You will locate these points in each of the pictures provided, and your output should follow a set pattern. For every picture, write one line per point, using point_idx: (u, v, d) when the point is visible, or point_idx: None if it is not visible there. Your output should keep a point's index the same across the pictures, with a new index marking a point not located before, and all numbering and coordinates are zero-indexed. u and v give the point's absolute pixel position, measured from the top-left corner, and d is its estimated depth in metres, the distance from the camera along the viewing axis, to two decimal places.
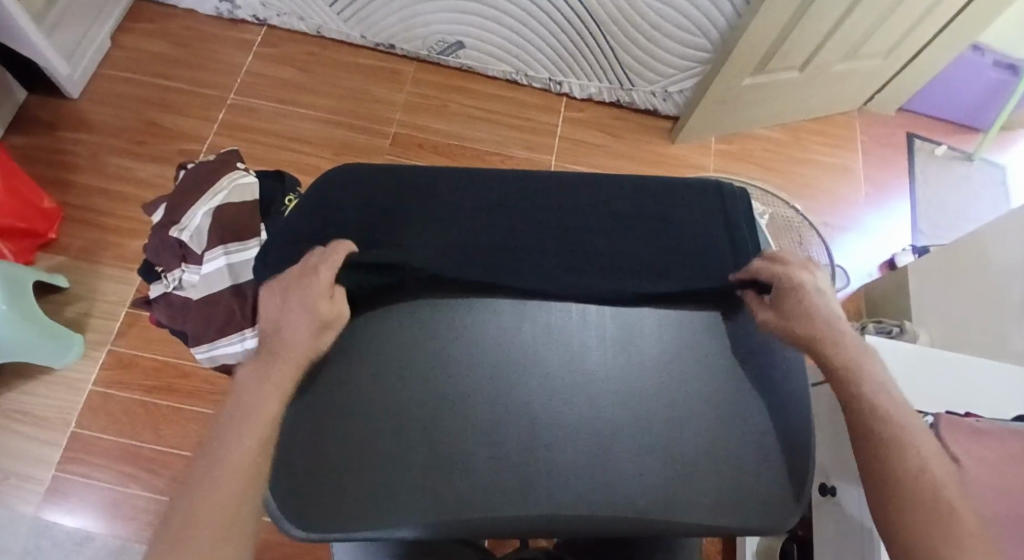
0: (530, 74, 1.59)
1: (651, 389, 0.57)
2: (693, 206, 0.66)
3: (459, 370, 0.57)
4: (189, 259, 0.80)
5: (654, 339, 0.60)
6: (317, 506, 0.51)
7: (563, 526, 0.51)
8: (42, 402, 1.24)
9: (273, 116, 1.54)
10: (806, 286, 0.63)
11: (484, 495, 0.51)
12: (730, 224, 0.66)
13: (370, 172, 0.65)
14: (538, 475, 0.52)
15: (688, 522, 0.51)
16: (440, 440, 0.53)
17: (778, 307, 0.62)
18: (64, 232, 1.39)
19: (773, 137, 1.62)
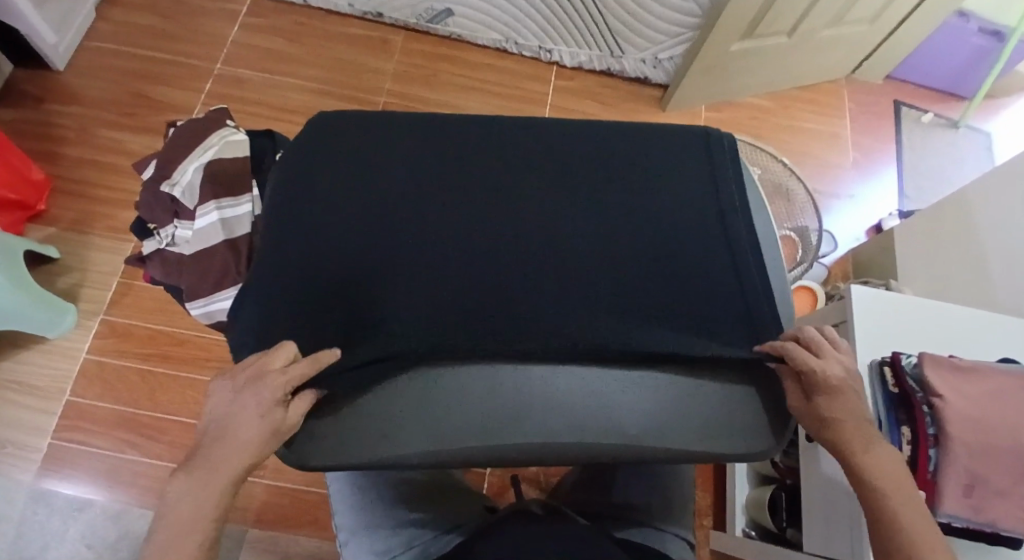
0: (520, 42, 1.58)
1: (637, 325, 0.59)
2: (688, 154, 0.70)
3: (455, 311, 0.58)
4: (181, 215, 0.80)
5: (637, 277, 0.62)
6: (325, 443, 0.55)
7: (557, 453, 0.54)
8: (37, 372, 1.25)
9: (262, 87, 1.53)
10: (847, 381, 0.59)
11: (479, 425, 0.55)
12: (719, 171, 0.69)
13: (366, 133, 0.69)
14: (534, 410, 0.56)
15: (677, 449, 0.55)
16: (437, 376, 0.56)
17: (814, 399, 0.59)
18: (53, 204, 1.38)
19: (763, 105, 1.63)
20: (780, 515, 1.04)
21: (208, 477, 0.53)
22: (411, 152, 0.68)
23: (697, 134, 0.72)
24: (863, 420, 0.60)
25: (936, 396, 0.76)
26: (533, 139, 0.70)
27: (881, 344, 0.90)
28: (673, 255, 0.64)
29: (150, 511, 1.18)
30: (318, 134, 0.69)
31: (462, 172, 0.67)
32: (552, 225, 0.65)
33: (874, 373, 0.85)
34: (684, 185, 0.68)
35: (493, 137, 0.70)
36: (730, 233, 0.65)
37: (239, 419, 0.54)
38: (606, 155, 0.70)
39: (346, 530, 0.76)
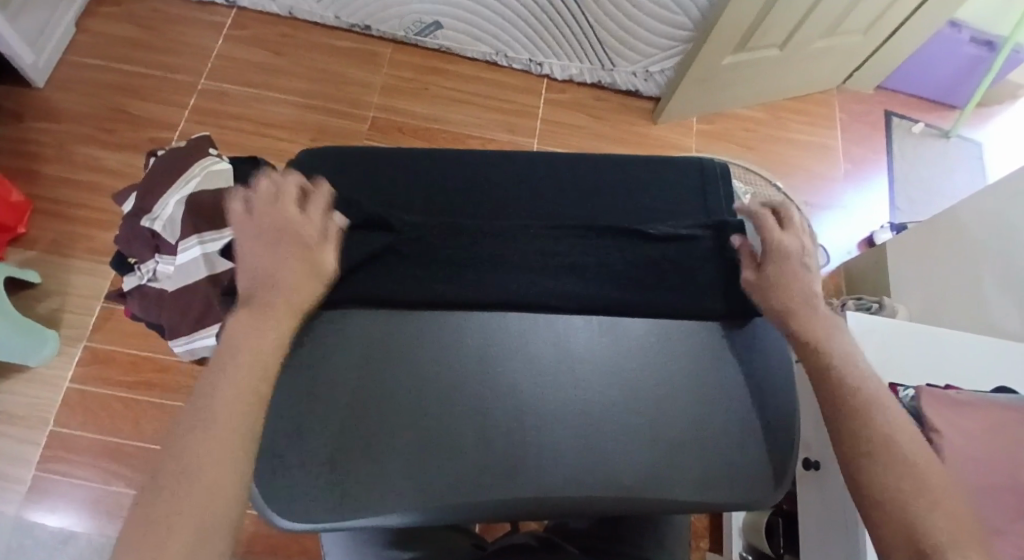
0: (510, 55, 1.56)
1: (625, 354, 0.62)
2: (681, 186, 0.71)
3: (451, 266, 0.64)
4: (162, 249, 0.77)
5: (626, 301, 0.64)
6: (313, 497, 0.54)
7: (552, 507, 0.54)
8: (18, 400, 1.21)
9: (246, 101, 1.51)
10: (798, 253, 0.63)
11: (473, 479, 0.55)
12: (711, 201, 0.70)
13: (357, 165, 0.68)
14: (533, 461, 0.56)
15: (672, 499, 0.55)
16: (431, 425, 0.57)
17: (763, 270, 0.63)
18: (33, 226, 1.35)
19: (754, 117, 1.62)
20: (776, 539, 1.03)
21: (264, 312, 0.55)
22: (404, 187, 0.68)
23: (690, 164, 0.72)
24: (811, 300, 0.62)
25: (935, 432, 0.74)
26: (525, 171, 0.70)
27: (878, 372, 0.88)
28: (670, 293, 0.65)
29: None
30: (302, 171, 0.68)
31: (455, 211, 0.67)
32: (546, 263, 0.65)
33: None
34: (678, 219, 0.69)
35: (488, 170, 0.69)
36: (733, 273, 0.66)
37: (273, 260, 0.58)
38: (598, 188, 0.70)
39: None
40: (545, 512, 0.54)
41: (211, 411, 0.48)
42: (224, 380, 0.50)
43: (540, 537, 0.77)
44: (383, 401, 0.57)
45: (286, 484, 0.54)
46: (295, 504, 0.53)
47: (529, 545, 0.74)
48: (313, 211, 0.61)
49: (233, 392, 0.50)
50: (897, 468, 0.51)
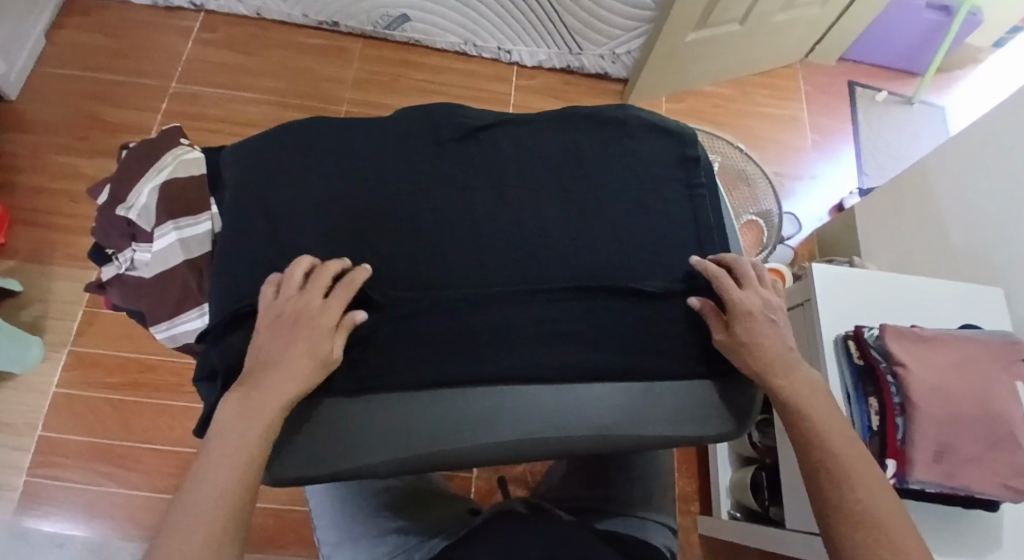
0: (479, 44, 1.59)
1: (597, 304, 0.63)
2: (661, 146, 0.72)
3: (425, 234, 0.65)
4: (138, 238, 0.78)
5: (604, 258, 0.66)
6: (300, 459, 0.56)
7: (530, 451, 0.57)
8: (6, 409, 1.22)
9: (219, 102, 1.51)
10: (759, 308, 0.64)
11: (455, 431, 0.57)
12: (690, 163, 0.72)
13: (336, 131, 0.69)
14: (509, 409, 0.59)
15: (647, 438, 0.58)
16: (412, 386, 0.59)
17: (732, 331, 0.62)
18: (11, 236, 1.35)
19: (721, 93, 1.65)
20: (762, 495, 1.05)
21: (260, 403, 0.55)
22: (381, 147, 0.68)
23: (668, 127, 0.73)
24: (780, 354, 0.62)
25: (900, 366, 0.79)
26: (505, 130, 0.70)
27: (846, 319, 0.91)
28: (642, 248, 0.67)
29: (134, 541, 1.16)
30: (272, 146, 0.68)
31: (434, 169, 0.67)
32: (522, 220, 0.66)
33: (839, 345, 0.87)
34: (656, 178, 0.70)
35: (465, 131, 0.69)
36: (702, 234, 0.69)
37: (283, 348, 0.57)
38: (577, 145, 0.70)
39: (330, 539, 0.75)
40: (525, 457, 0.58)
41: (203, 490, 0.51)
42: (220, 462, 0.53)
43: (529, 501, 0.79)
44: (359, 363, 0.60)
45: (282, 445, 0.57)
46: (292, 466, 0.56)
47: (518, 508, 0.76)
48: (331, 305, 0.58)
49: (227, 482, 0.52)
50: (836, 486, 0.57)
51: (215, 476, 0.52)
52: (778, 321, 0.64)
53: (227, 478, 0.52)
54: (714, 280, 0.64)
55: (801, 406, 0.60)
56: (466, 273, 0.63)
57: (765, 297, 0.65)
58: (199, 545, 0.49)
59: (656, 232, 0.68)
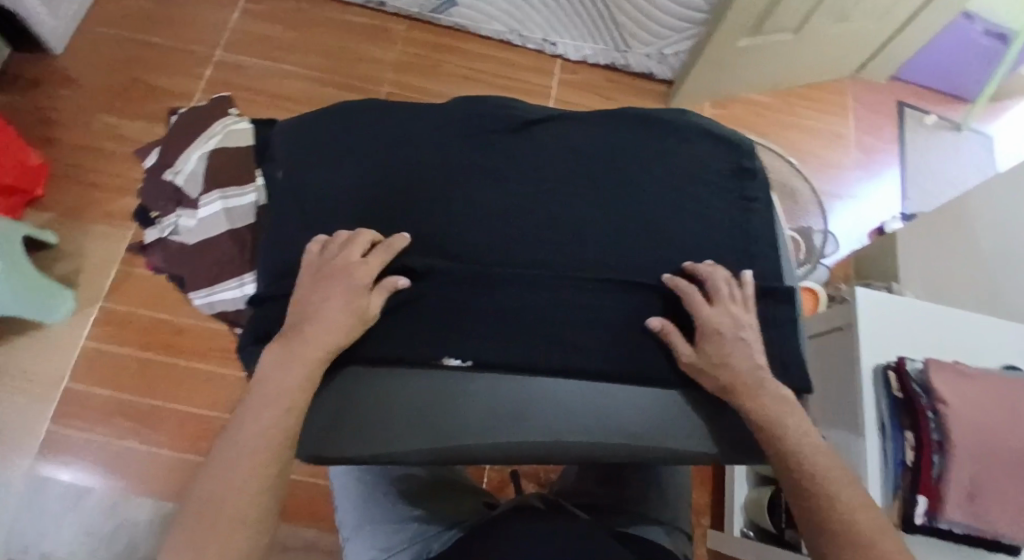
0: (524, 34, 1.57)
1: (633, 307, 0.63)
2: (718, 156, 0.71)
3: (469, 220, 0.64)
4: (184, 203, 0.78)
5: (649, 260, 0.65)
6: (331, 439, 0.57)
7: (559, 454, 0.57)
8: (35, 359, 1.24)
9: (262, 74, 1.52)
10: (728, 330, 0.60)
11: (485, 425, 0.57)
12: (745, 174, 0.71)
13: (392, 114, 0.70)
14: (535, 411, 0.58)
15: (676, 449, 0.59)
16: (444, 375, 0.59)
17: (699, 349, 0.60)
18: (50, 190, 1.37)
19: (766, 103, 1.62)
20: (779, 517, 1.03)
21: (298, 353, 0.55)
22: (433, 133, 0.68)
23: (726, 137, 0.73)
24: (753, 368, 0.59)
25: (941, 402, 0.78)
26: (562, 128, 0.71)
27: (886, 345, 0.90)
28: (690, 254, 0.66)
29: (150, 499, 1.19)
30: (333, 122, 0.70)
31: (485, 157, 0.67)
32: (570, 214, 0.66)
33: (879, 377, 0.87)
34: (710, 185, 0.69)
35: (521, 125, 0.70)
36: (754, 246, 0.67)
37: (324, 301, 0.58)
38: (632, 146, 0.70)
39: (349, 525, 0.76)
40: (554, 459, 0.58)
41: (240, 443, 0.51)
42: (259, 414, 0.53)
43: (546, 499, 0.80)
44: (392, 345, 0.59)
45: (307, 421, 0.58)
46: (323, 444, 0.57)
47: (536, 504, 0.76)
48: (373, 263, 0.60)
49: (264, 432, 0.52)
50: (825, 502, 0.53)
51: (254, 425, 0.52)
52: (749, 339, 0.61)
53: (266, 427, 0.52)
54: (687, 300, 0.62)
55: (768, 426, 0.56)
56: (509, 260, 0.63)
57: (737, 315, 0.61)
58: (240, 491, 0.50)
59: (703, 239, 0.67)
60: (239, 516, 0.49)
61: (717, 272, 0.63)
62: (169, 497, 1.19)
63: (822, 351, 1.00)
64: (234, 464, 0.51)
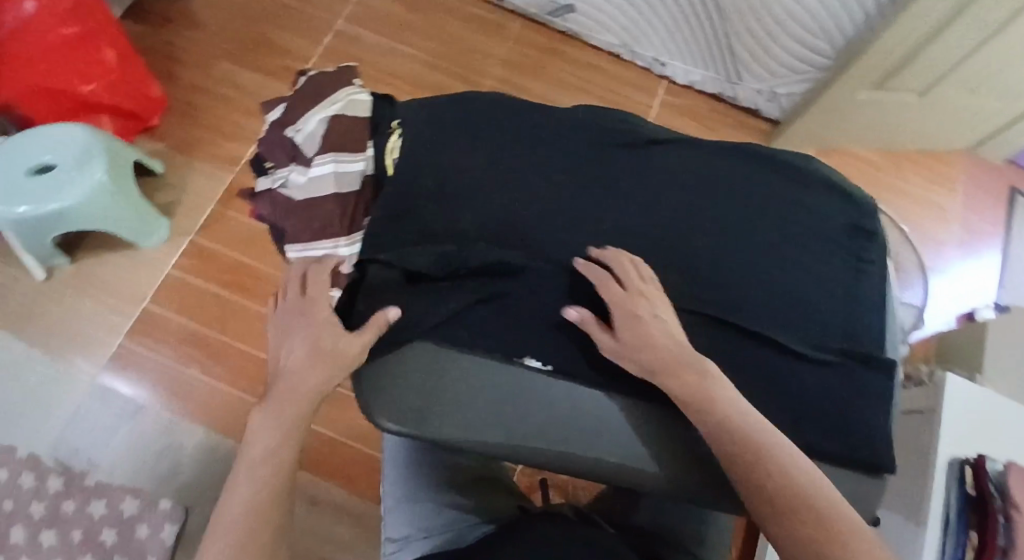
0: (636, 50, 1.56)
1: (722, 347, 0.63)
2: (841, 210, 0.70)
3: (581, 229, 0.66)
4: (298, 161, 0.82)
5: (755, 299, 0.65)
6: (418, 415, 0.58)
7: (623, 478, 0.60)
8: (123, 277, 1.32)
9: (377, 48, 1.57)
10: (642, 313, 0.60)
11: (563, 436, 0.59)
12: (865, 235, 0.70)
13: (525, 113, 0.72)
14: (608, 432, 0.60)
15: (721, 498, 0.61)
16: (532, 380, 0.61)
17: (619, 337, 0.60)
18: (164, 123, 1.45)
19: (872, 161, 1.57)
20: None
21: (279, 407, 0.59)
22: (563, 142, 0.71)
23: (851, 194, 0.72)
24: (676, 345, 0.59)
25: (1016, 508, 0.74)
26: (686, 155, 0.71)
27: (969, 440, 0.88)
28: (795, 301, 0.65)
29: (200, 428, 1.25)
30: (466, 106, 0.72)
31: (606, 172, 0.69)
32: (682, 241, 0.66)
33: (953, 470, 0.84)
34: (826, 238, 0.69)
35: (647, 145, 0.71)
36: (862, 309, 0.67)
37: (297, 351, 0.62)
38: (755, 185, 0.70)
39: (393, 496, 0.77)
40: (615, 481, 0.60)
41: (239, 499, 0.54)
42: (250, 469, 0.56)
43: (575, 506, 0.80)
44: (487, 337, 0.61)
45: (376, 388, 0.59)
46: (407, 419, 0.58)
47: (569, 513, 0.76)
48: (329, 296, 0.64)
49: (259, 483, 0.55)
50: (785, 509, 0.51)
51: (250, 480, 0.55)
52: (665, 318, 0.60)
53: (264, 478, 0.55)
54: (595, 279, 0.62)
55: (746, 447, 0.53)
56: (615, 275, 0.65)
57: (652, 296, 0.61)
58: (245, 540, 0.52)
59: (811, 289, 0.66)
60: None
61: (625, 254, 0.63)
62: (218, 430, 1.25)
63: (904, 428, 0.97)
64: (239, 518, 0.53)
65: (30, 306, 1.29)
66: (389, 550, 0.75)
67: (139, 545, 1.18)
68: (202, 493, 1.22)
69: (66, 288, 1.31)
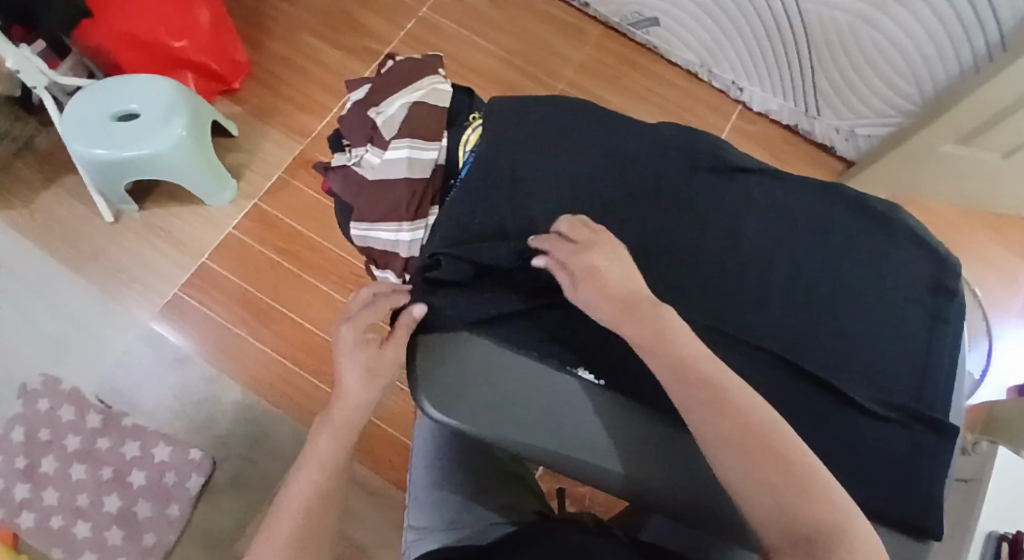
0: (715, 71, 1.54)
1: (778, 386, 0.63)
2: (920, 266, 0.69)
3: (649, 249, 0.68)
4: (374, 142, 0.84)
5: (817, 345, 0.65)
6: (459, 402, 0.59)
7: (648, 498, 0.58)
8: (186, 230, 1.37)
9: (457, 40, 1.58)
10: (595, 264, 0.60)
11: (595, 446, 0.59)
12: (944, 295, 0.68)
13: (610, 132, 0.74)
14: (641, 448, 0.60)
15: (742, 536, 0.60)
16: (568, 389, 0.62)
17: (578, 286, 0.61)
18: (244, 87, 1.49)
19: (944, 217, 1.52)
20: None
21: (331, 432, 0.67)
22: (643, 164, 0.72)
23: (934, 250, 0.70)
24: (638, 299, 0.59)
25: None
26: (766, 191, 0.71)
27: (1008, 514, 0.81)
28: (857, 352, 0.65)
29: (238, 386, 1.28)
30: (552, 116, 0.75)
31: (682, 199, 0.71)
32: (753, 277, 0.68)
33: (990, 543, 0.77)
34: (901, 292, 0.68)
35: (727, 175, 0.72)
36: (930, 368, 0.66)
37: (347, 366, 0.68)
38: (834, 230, 0.70)
39: (419, 484, 0.77)
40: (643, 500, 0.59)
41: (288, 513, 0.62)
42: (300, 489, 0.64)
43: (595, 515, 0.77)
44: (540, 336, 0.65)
45: (422, 371, 0.60)
46: (448, 404, 0.58)
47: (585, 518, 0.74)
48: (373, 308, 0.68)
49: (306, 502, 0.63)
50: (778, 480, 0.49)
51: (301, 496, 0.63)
52: (619, 270, 0.61)
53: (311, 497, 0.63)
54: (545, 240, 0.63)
55: (739, 430, 0.51)
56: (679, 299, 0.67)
57: (610, 252, 0.62)
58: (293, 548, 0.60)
59: (876, 342, 0.66)
60: None
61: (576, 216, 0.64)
62: (255, 391, 1.28)
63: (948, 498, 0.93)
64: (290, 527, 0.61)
65: (95, 245, 1.35)
66: (408, 537, 0.75)
67: (166, 490, 1.23)
68: (230, 449, 1.26)
69: (131, 233, 1.36)
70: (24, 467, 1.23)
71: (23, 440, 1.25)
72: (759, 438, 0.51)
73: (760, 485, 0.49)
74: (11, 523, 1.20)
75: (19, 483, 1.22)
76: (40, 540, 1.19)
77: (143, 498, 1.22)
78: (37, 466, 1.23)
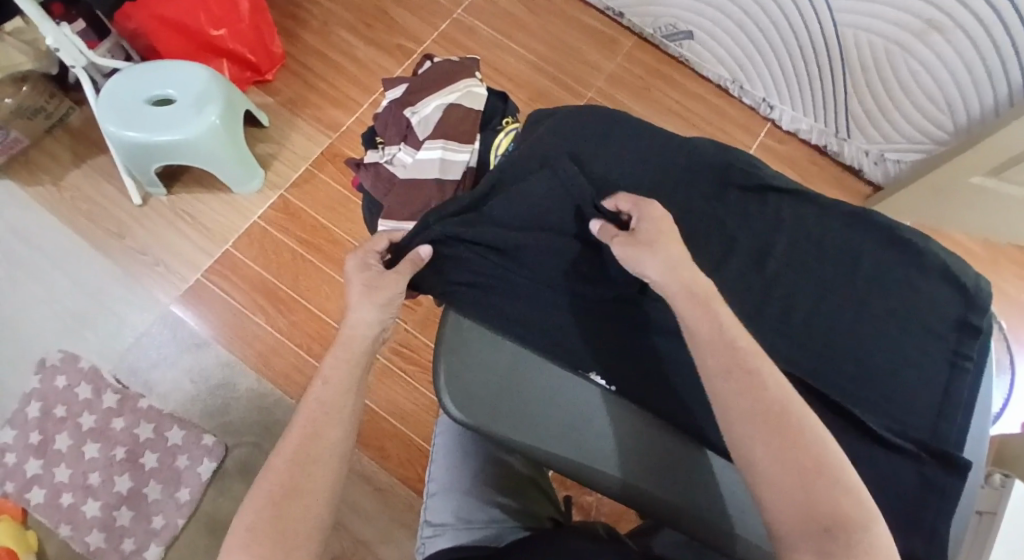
0: (745, 87, 1.54)
1: None
2: (950, 297, 0.68)
3: None
4: (407, 141, 0.85)
5: (834, 371, 0.66)
6: (480, 407, 0.63)
7: (639, 500, 0.60)
8: (212, 217, 1.39)
9: (490, 45, 1.59)
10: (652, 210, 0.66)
11: (599, 454, 0.61)
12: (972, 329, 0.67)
13: (640, 147, 0.75)
14: (643, 458, 0.62)
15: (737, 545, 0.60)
16: (581, 401, 0.65)
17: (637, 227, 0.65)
18: (278, 78, 1.51)
19: (969, 249, 1.50)
20: None
21: (346, 367, 0.64)
22: (673, 181, 0.73)
23: (969, 282, 0.68)
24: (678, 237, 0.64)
25: None
26: (796, 215, 0.71)
27: None
28: (875, 381, 0.66)
29: (253, 374, 1.30)
30: (586, 128, 0.76)
31: (710, 218, 0.72)
32: (774, 300, 0.68)
33: None
34: (926, 324, 0.67)
35: (758, 196, 0.72)
36: (951, 403, 0.65)
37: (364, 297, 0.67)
38: (860, 257, 0.70)
39: (438, 483, 0.77)
40: (641, 508, 0.60)
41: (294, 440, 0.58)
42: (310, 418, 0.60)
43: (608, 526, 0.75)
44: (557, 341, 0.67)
45: (447, 372, 0.64)
46: (468, 407, 0.62)
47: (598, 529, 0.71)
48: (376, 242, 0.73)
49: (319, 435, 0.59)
50: (805, 475, 0.49)
51: (312, 424, 0.59)
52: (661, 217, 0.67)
53: (326, 430, 0.60)
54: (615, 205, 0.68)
55: (769, 418, 0.51)
56: None
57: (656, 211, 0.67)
58: (302, 481, 0.56)
59: (896, 372, 0.66)
60: (298, 502, 0.55)
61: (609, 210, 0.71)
62: (270, 379, 1.29)
63: None
64: (303, 460, 0.57)
65: (122, 226, 1.37)
66: (423, 534, 0.74)
67: (176, 473, 1.24)
68: (242, 434, 1.27)
69: (157, 216, 1.38)
70: (37, 443, 1.25)
71: (39, 414, 1.26)
72: (796, 432, 0.51)
73: (787, 477, 0.49)
74: (21, 497, 1.22)
75: (31, 458, 1.24)
76: (49, 517, 1.21)
77: (154, 480, 1.24)
78: (50, 442, 1.25)
